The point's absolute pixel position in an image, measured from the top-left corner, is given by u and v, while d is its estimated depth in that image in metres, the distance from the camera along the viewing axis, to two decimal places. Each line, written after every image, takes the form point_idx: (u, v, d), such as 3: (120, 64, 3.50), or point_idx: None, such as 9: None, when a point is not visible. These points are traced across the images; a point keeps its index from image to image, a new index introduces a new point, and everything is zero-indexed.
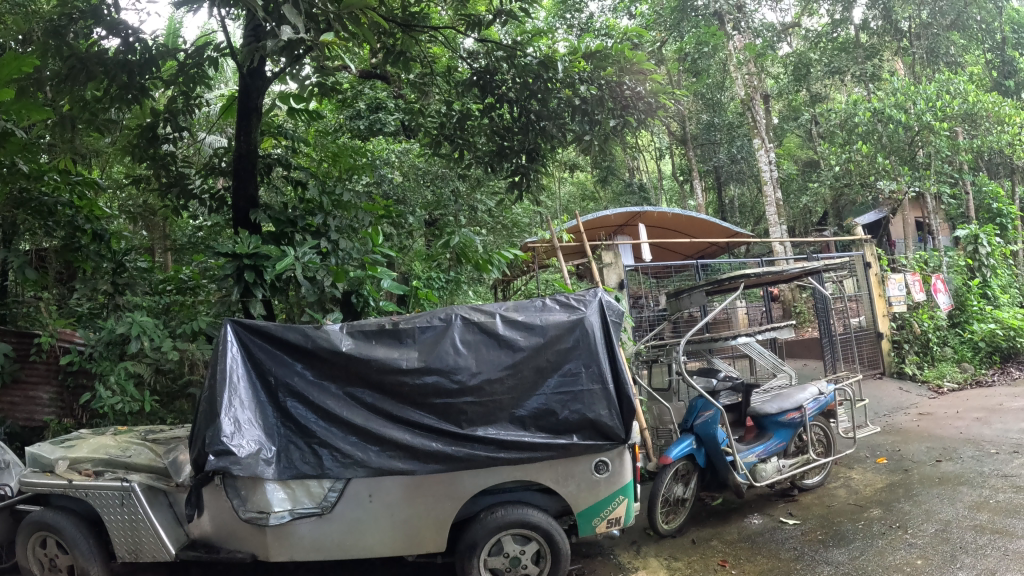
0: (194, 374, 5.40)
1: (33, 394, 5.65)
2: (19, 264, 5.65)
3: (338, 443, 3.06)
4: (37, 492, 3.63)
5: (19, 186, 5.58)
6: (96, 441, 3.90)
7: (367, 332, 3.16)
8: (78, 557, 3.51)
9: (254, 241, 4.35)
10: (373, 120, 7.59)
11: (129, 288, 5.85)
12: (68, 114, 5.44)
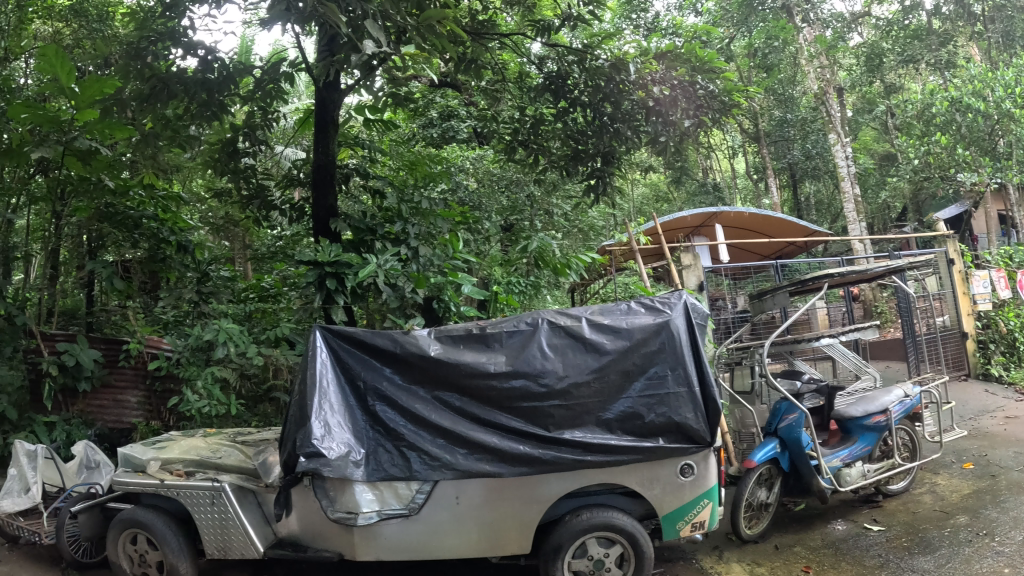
0: (278, 379, 5.58)
1: (122, 398, 5.94)
2: (109, 274, 5.86)
3: (427, 446, 3.11)
4: (130, 491, 3.80)
5: (106, 202, 5.82)
6: (185, 443, 4.06)
7: (455, 336, 3.21)
8: (168, 554, 3.65)
9: (334, 250, 4.47)
10: (445, 128, 7.76)
11: (213, 296, 6.14)
12: (151, 131, 5.61)
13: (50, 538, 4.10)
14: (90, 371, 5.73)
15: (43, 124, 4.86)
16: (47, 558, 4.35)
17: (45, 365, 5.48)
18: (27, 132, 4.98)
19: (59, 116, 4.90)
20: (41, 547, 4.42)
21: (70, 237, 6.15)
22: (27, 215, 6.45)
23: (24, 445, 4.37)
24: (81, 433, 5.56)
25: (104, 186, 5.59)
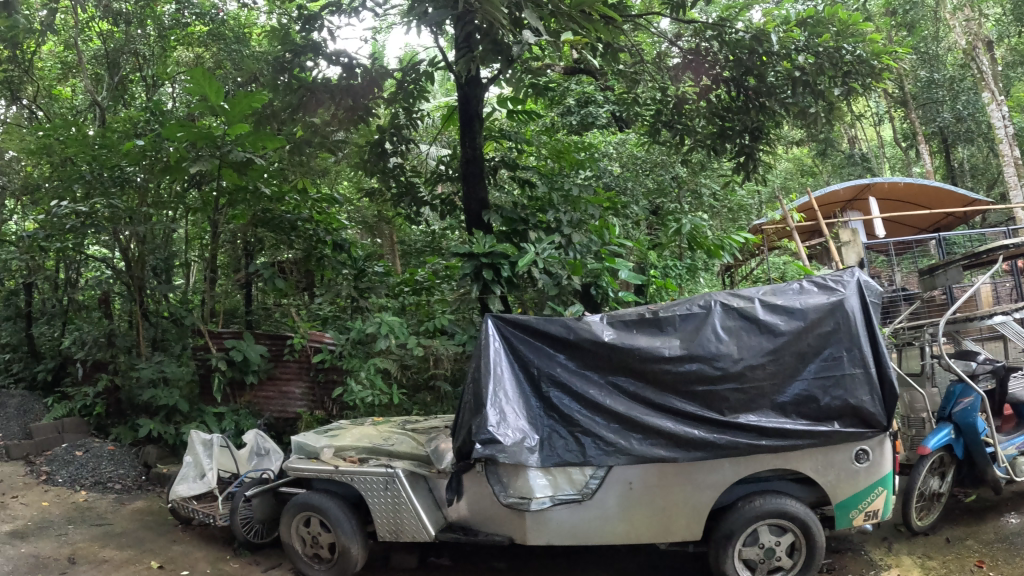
0: (438, 368, 5.58)
1: (287, 389, 6.19)
2: (270, 275, 6.45)
3: (601, 432, 3.14)
4: (304, 477, 4.06)
5: (264, 209, 6.26)
6: (358, 430, 4.28)
7: (629, 322, 3.22)
8: (341, 536, 3.85)
9: (489, 241, 4.63)
10: (584, 115, 7.67)
11: (371, 291, 6.62)
12: (301, 139, 5.96)
13: (225, 519, 4.38)
14: (257, 366, 6.19)
15: (199, 141, 5.26)
16: (219, 538, 4.69)
17: (216, 360, 6.10)
18: (186, 148, 5.37)
19: (213, 132, 5.28)
20: (215, 528, 4.78)
21: (228, 245, 6.80)
22: (186, 225, 7.01)
23: (201, 435, 4.75)
24: (248, 422, 6.07)
25: (261, 194, 5.87)
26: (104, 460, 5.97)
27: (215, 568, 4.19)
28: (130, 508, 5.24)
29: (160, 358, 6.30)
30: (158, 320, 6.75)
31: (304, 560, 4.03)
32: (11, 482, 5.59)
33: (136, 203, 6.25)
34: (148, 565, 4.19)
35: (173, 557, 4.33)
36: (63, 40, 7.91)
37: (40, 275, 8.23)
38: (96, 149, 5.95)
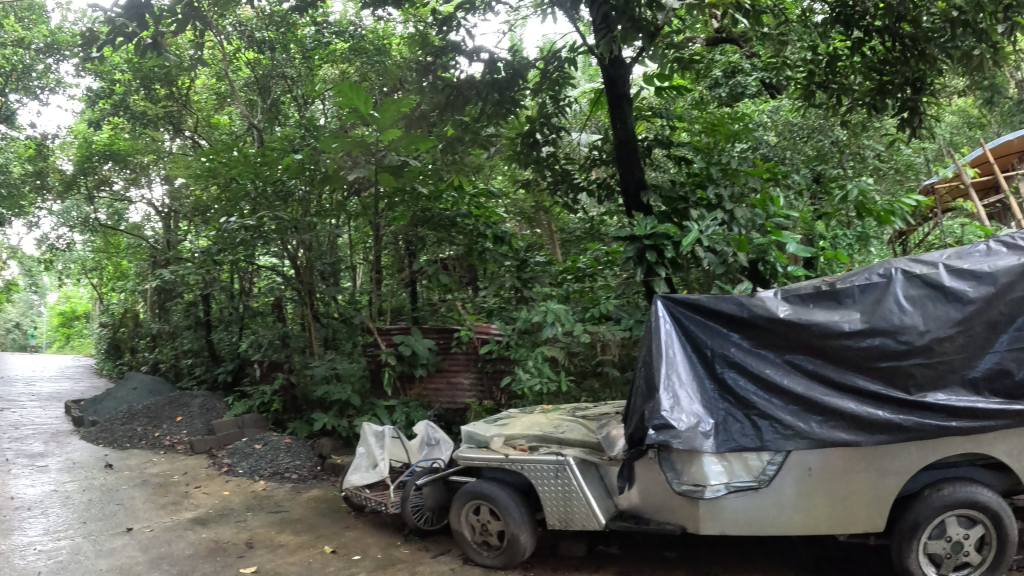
0: (606, 354, 5.59)
1: (456, 380, 6.47)
2: (434, 271, 6.69)
3: (779, 414, 3.01)
4: (476, 466, 4.15)
5: (423, 207, 6.66)
6: (527, 419, 4.36)
7: (805, 296, 3.05)
8: (511, 523, 3.90)
9: (651, 222, 4.73)
10: (733, 85, 7.45)
11: (535, 281, 6.57)
12: (453, 137, 6.13)
13: (396, 506, 4.58)
14: (427, 359, 6.50)
15: (353, 148, 5.56)
16: (389, 525, 4.91)
17: (387, 356, 6.49)
18: (343, 158, 5.78)
19: (366, 140, 5.57)
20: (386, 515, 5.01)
21: (391, 246, 7.21)
22: (347, 230, 7.51)
23: (373, 426, 4.98)
24: (418, 414, 6.34)
25: (418, 193, 6.31)
26: (281, 452, 6.47)
27: (385, 553, 4.39)
28: (304, 497, 5.61)
29: (333, 356, 6.85)
30: (328, 321, 7.21)
31: (474, 546, 4.10)
32: (199, 475, 6.21)
33: (299, 214, 6.77)
34: (322, 550, 4.46)
35: (345, 543, 4.59)
36: (217, 73, 8.68)
37: (219, 286, 8.97)
38: (258, 166, 6.37)
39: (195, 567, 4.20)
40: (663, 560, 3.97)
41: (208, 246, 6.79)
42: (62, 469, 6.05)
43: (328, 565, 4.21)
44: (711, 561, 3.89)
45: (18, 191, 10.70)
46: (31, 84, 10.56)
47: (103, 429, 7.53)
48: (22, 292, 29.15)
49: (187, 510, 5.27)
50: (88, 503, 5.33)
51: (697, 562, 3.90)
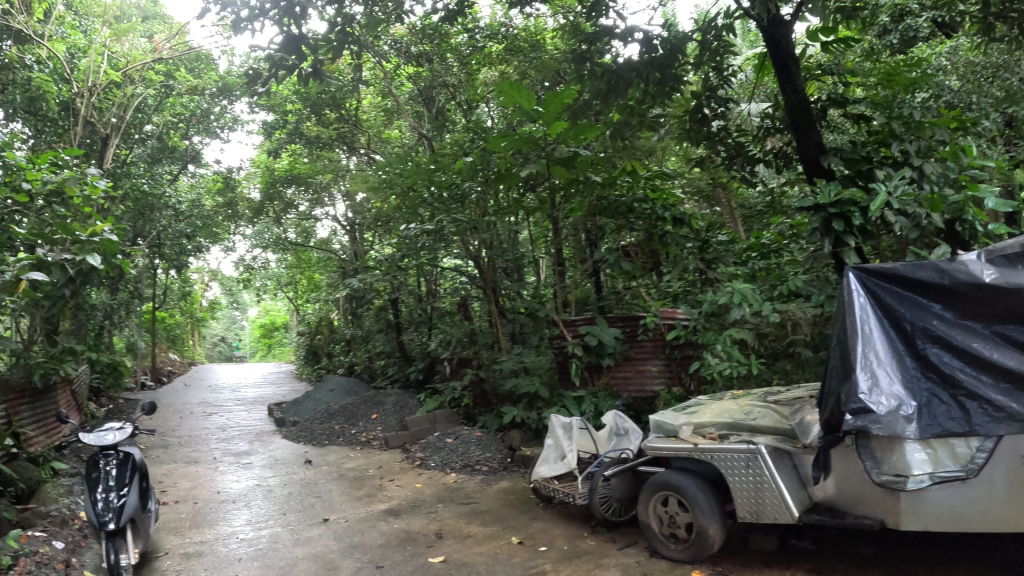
0: (798, 334, 5.12)
1: (644, 368, 6.24)
2: (615, 258, 6.49)
3: (989, 394, 2.61)
4: (662, 455, 3.81)
5: (600, 195, 6.41)
6: (719, 406, 3.91)
7: (1011, 258, 2.67)
8: (698, 515, 3.47)
9: (834, 188, 4.32)
10: (904, 30, 6.71)
11: (718, 261, 6.06)
12: (619, 122, 5.77)
13: (584, 498, 4.39)
14: (613, 348, 6.33)
15: (523, 145, 5.59)
16: (577, 518, 4.75)
17: (573, 346, 6.39)
18: (513, 156, 5.81)
19: (536, 135, 5.58)
20: (572, 508, 4.91)
21: (572, 238, 7.11)
22: (527, 227, 7.57)
23: (561, 418, 4.91)
24: (606, 403, 6.18)
25: (592, 183, 6.14)
26: (472, 444, 6.56)
27: (571, 546, 4.20)
28: (492, 489, 5.64)
29: (520, 349, 6.76)
30: (516, 316, 7.23)
31: (661, 538, 3.70)
32: (392, 468, 6.45)
33: (477, 215, 6.88)
34: (509, 541, 4.39)
35: (532, 535, 4.49)
36: (380, 91, 9.06)
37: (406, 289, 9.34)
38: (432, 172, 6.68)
39: (387, 555, 4.18)
40: (859, 556, 3.44)
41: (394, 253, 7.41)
42: (266, 465, 6.59)
43: (514, 555, 4.09)
44: (914, 556, 3.40)
45: (212, 220, 11.94)
46: (211, 126, 11.14)
47: (306, 430, 8.11)
48: (228, 308, 33.53)
49: (380, 502, 5.41)
50: (290, 494, 5.61)
51: (901, 553, 3.45)
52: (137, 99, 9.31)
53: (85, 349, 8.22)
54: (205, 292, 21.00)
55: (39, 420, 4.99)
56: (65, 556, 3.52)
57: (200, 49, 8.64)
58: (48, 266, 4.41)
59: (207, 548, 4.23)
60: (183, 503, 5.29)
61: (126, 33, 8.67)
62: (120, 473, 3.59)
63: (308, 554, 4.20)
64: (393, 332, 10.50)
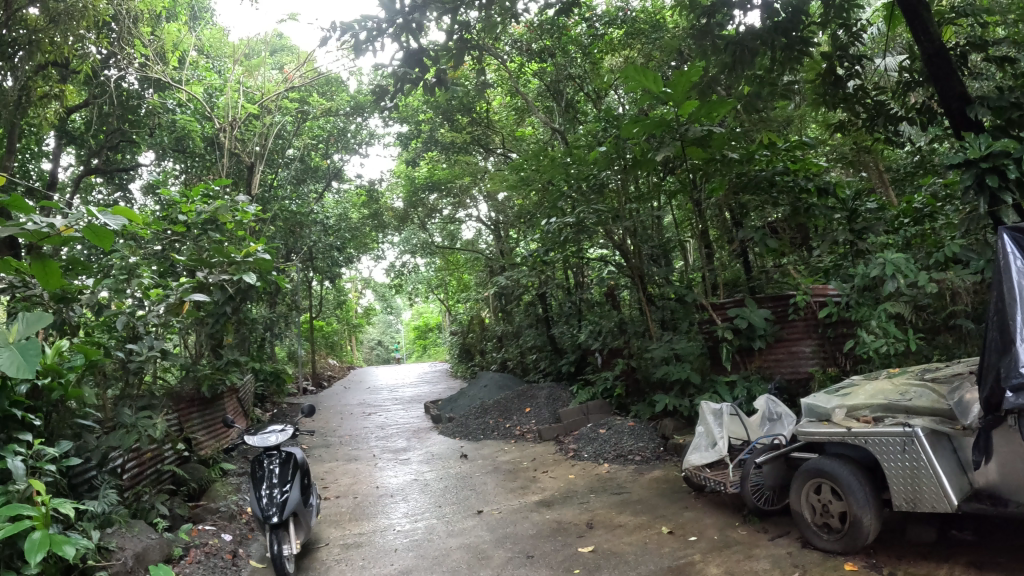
0: (958, 305, 4.77)
1: (796, 349, 5.89)
2: (761, 237, 6.08)
3: None
4: (814, 441, 3.44)
5: (738, 172, 5.97)
6: (872, 385, 3.46)
7: None
8: (852, 505, 3.12)
9: (985, 140, 3.91)
10: None
11: (868, 231, 5.66)
12: (750, 95, 5.04)
13: (735, 487, 3.97)
14: (764, 330, 5.96)
15: (656, 130, 5.26)
16: (728, 505, 4.30)
17: (722, 330, 6.07)
18: (647, 140, 5.53)
19: (667, 118, 5.25)
20: (725, 495, 4.40)
21: (716, 219, 6.72)
22: (670, 211, 7.24)
23: (710, 404, 4.43)
24: (760, 388, 5.82)
25: (731, 160, 5.66)
26: (625, 435, 6.25)
27: (722, 535, 3.80)
28: (646, 478, 5.28)
29: (671, 336, 6.50)
30: (665, 303, 6.82)
31: (813, 529, 3.36)
32: (546, 460, 6.33)
33: (618, 203, 6.57)
34: (658, 531, 4.02)
35: (683, 524, 4.09)
36: (508, 91, 9.18)
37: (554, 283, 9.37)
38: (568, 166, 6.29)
39: (538, 545, 4.03)
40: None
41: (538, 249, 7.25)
42: (423, 461, 6.91)
43: (664, 545, 3.77)
44: None
45: (360, 232, 12.74)
46: (349, 142, 12.25)
47: (461, 425, 8.41)
48: (382, 315, 35.76)
49: (533, 493, 5.28)
50: (445, 488, 5.75)
51: None
52: (276, 128, 9.79)
53: (250, 361, 9.07)
54: (359, 301, 22.47)
55: (209, 424, 5.60)
56: (233, 548, 4.02)
57: (329, 72, 9.15)
58: (209, 287, 4.89)
59: (366, 539, 4.45)
60: (344, 498, 5.67)
61: (256, 68, 9.32)
62: (282, 472, 3.91)
63: (460, 544, 4.17)
64: (542, 327, 10.63)
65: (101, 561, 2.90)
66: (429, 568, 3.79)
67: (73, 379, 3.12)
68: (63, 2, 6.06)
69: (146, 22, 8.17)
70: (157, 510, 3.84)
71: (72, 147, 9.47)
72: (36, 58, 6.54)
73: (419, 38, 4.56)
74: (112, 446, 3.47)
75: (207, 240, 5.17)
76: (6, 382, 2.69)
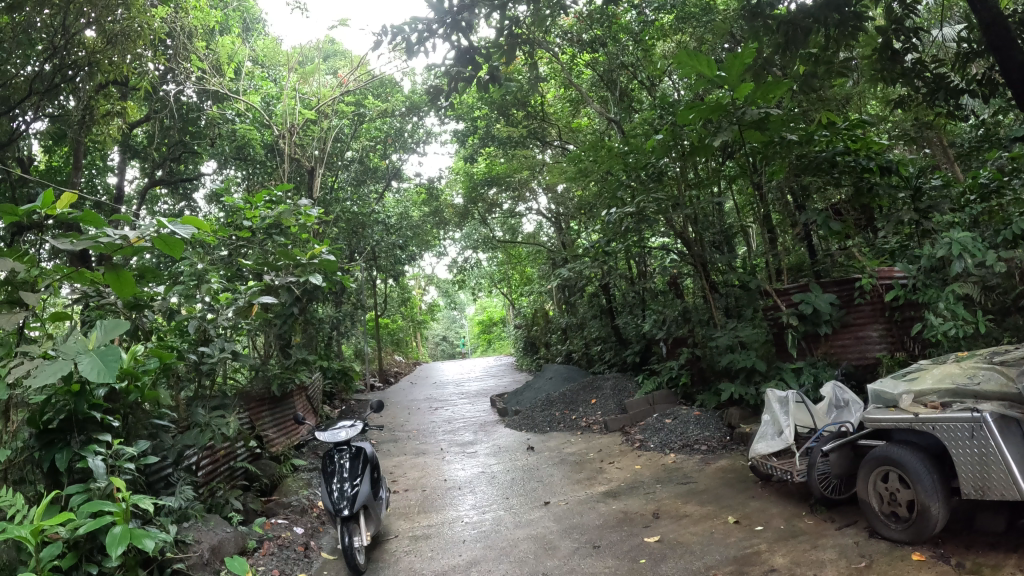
0: None
1: (863, 334, 5.76)
2: (823, 219, 5.91)
3: None
4: (882, 427, 3.36)
5: (797, 154, 5.84)
6: (939, 369, 3.36)
7: None
8: (920, 493, 3.03)
9: None
10: None
11: (934, 209, 5.58)
12: (805, 75, 4.55)
13: (802, 475, 3.88)
14: (830, 315, 5.82)
15: (713, 114, 5.20)
16: (796, 495, 4.22)
17: (788, 316, 5.94)
18: (704, 126, 5.46)
19: (723, 102, 5.15)
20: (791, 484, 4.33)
21: (778, 202, 6.55)
22: (731, 196, 7.11)
23: (775, 392, 4.34)
24: (827, 374, 5.69)
25: (789, 142, 5.57)
26: (691, 425, 6.19)
27: (789, 525, 3.74)
28: (712, 468, 5.22)
29: (734, 324, 6.39)
30: (729, 290, 6.70)
31: (881, 518, 3.28)
32: (612, 451, 6.32)
33: (678, 190, 6.45)
34: (725, 520, 3.98)
35: (749, 513, 4.04)
36: (561, 83, 9.15)
37: (616, 273, 9.32)
38: (625, 156, 6.31)
39: (604, 536, 4.05)
40: None
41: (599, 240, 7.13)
42: (490, 454, 6.99)
43: (730, 535, 3.73)
44: None
45: (421, 229, 12.93)
46: (406, 141, 12.53)
47: (527, 418, 8.47)
48: (448, 311, 36.18)
49: (600, 484, 5.29)
50: (512, 480, 5.81)
51: None
52: (334, 131, 10.00)
53: (319, 359, 9.31)
54: (422, 297, 22.84)
55: (280, 421, 5.81)
56: (304, 540, 4.18)
57: (382, 74, 9.29)
58: (276, 288, 5.08)
59: (434, 531, 4.55)
60: (413, 491, 5.80)
61: (310, 74, 9.51)
62: (353, 465, 4.00)
63: (528, 535, 4.22)
64: (606, 318, 10.58)
65: (179, 554, 3.07)
66: (496, 557, 3.85)
67: (148, 381, 3.31)
68: (118, 23, 6.36)
69: (202, 37, 8.48)
70: (230, 504, 4.03)
71: (137, 160, 9.95)
72: (99, 77, 6.89)
73: (469, 36, 4.60)
74: (187, 444, 3.71)
75: (272, 244, 5.43)
76: (85, 386, 2.86)
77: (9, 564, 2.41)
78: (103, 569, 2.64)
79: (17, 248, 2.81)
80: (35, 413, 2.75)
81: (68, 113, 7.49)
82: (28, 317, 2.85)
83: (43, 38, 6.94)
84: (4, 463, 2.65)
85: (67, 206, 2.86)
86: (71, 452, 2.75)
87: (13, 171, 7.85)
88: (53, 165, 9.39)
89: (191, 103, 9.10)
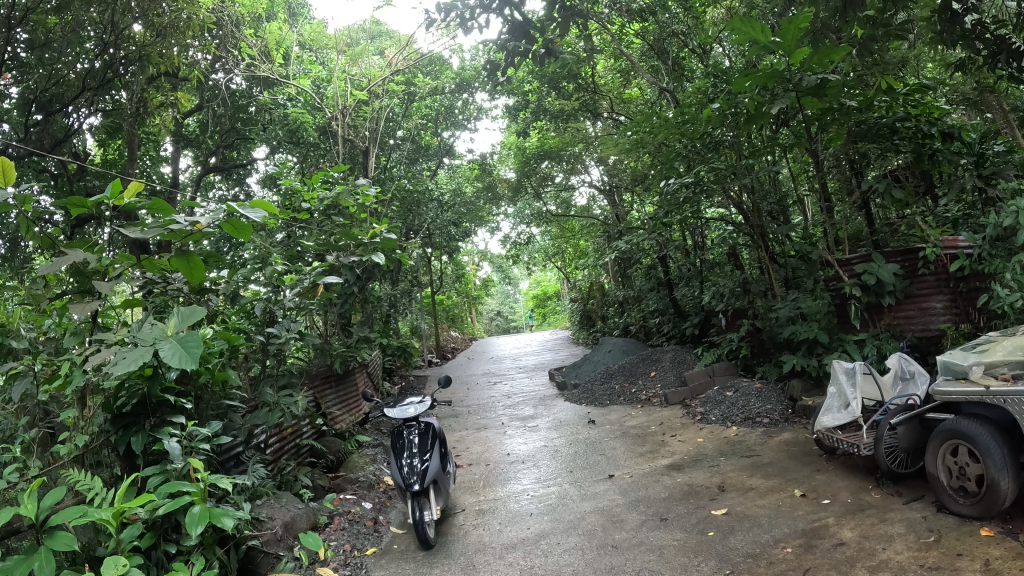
0: None
1: (927, 305, 5.57)
2: (886, 187, 5.76)
3: None
4: (951, 400, 3.26)
5: (857, 120, 5.66)
6: (1011, 339, 3.27)
7: None
8: (991, 468, 2.94)
9: None
10: None
11: (999, 176, 5.39)
12: (864, 38, 4.36)
13: (869, 448, 3.80)
14: (893, 286, 5.67)
15: (768, 83, 5.03)
16: (862, 469, 4.14)
17: (849, 288, 5.79)
18: (759, 93, 5.22)
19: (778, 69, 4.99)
20: (857, 457, 4.26)
21: (836, 169, 6.40)
22: (788, 163, 6.95)
23: (841, 363, 4.17)
24: (891, 345, 5.54)
25: (848, 108, 5.39)
26: (753, 397, 6.11)
27: (856, 498, 3.68)
28: (776, 441, 5.15)
29: (795, 295, 6.25)
30: (788, 260, 6.54)
31: (949, 493, 3.21)
32: (673, 424, 6.30)
33: (735, 159, 6.29)
34: (791, 494, 3.94)
35: (816, 486, 3.98)
36: (612, 53, 9.01)
37: (673, 245, 9.22)
38: (681, 125, 6.19)
39: (670, 508, 4.05)
40: None
41: (656, 212, 7.03)
42: (550, 428, 7.03)
43: (796, 508, 3.69)
44: None
45: (475, 206, 13.00)
46: (457, 119, 12.58)
47: (587, 391, 8.49)
48: (500, 286, 36.73)
49: (663, 457, 5.28)
50: (574, 453, 5.86)
51: None
52: (385, 111, 10.10)
53: (378, 337, 9.51)
54: (477, 273, 23.02)
55: (344, 399, 5.96)
56: (373, 515, 4.31)
57: (430, 53, 9.32)
58: (338, 268, 5.18)
59: (499, 505, 4.62)
60: (476, 465, 5.90)
61: (359, 56, 9.53)
62: (422, 441, 4.10)
63: (593, 508, 4.25)
64: (663, 290, 10.50)
65: (253, 531, 3.21)
66: (563, 531, 3.89)
67: (218, 363, 3.44)
68: (167, 16, 6.54)
69: (249, 24, 8.61)
70: (300, 480, 4.19)
71: (192, 148, 10.29)
72: (150, 69, 7.13)
73: (520, 11, 4.56)
74: (258, 422, 3.84)
75: (331, 224, 5.49)
76: (158, 370, 2.99)
77: (91, 545, 2.58)
78: (181, 548, 2.80)
79: (86, 239, 2.93)
80: (109, 399, 2.90)
81: (121, 106, 7.79)
82: (100, 306, 2.96)
83: (92, 35, 7.19)
84: (81, 448, 2.81)
85: (133, 195, 2.93)
86: (146, 435, 2.90)
87: (71, 165, 8.18)
88: (110, 158, 9.76)
89: (241, 90, 9.29)
